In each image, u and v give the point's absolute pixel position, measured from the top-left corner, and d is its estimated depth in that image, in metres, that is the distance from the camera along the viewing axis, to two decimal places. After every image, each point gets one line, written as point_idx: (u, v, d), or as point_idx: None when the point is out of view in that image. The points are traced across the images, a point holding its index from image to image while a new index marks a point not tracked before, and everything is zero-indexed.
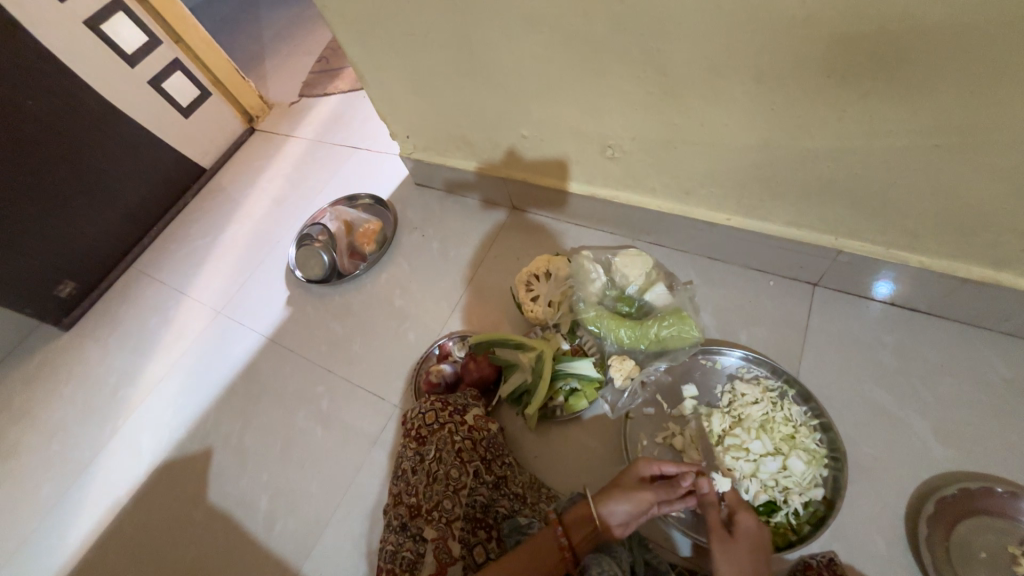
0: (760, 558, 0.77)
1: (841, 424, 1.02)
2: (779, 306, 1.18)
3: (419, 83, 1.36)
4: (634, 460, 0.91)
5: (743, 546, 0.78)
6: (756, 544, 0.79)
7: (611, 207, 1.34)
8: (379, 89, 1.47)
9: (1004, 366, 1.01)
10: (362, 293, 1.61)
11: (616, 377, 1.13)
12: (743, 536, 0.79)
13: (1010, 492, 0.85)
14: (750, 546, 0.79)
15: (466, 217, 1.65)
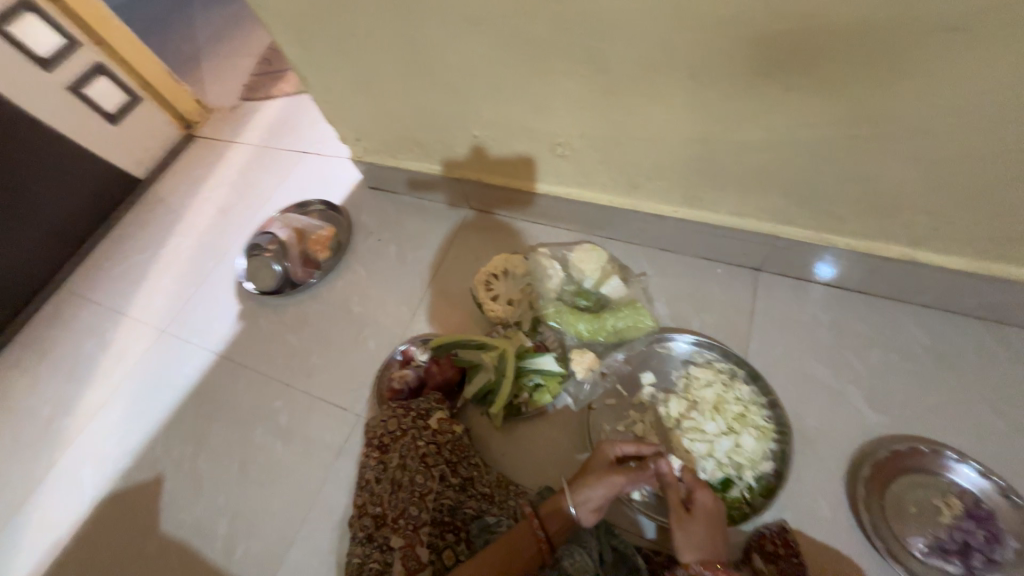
0: (715, 532, 0.80)
1: (788, 400, 1.07)
2: (727, 291, 1.24)
3: (364, 84, 1.33)
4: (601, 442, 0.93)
5: (698, 522, 0.81)
6: (711, 518, 0.81)
7: (565, 203, 1.36)
8: (325, 93, 1.43)
9: (924, 335, 1.10)
10: (319, 302, 1.56)
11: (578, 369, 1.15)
12: (699, 513, 0.82)
13: (933, 450, 0.94)
14: (706, 520, 0.81)
15: (423, 220, 1.63)
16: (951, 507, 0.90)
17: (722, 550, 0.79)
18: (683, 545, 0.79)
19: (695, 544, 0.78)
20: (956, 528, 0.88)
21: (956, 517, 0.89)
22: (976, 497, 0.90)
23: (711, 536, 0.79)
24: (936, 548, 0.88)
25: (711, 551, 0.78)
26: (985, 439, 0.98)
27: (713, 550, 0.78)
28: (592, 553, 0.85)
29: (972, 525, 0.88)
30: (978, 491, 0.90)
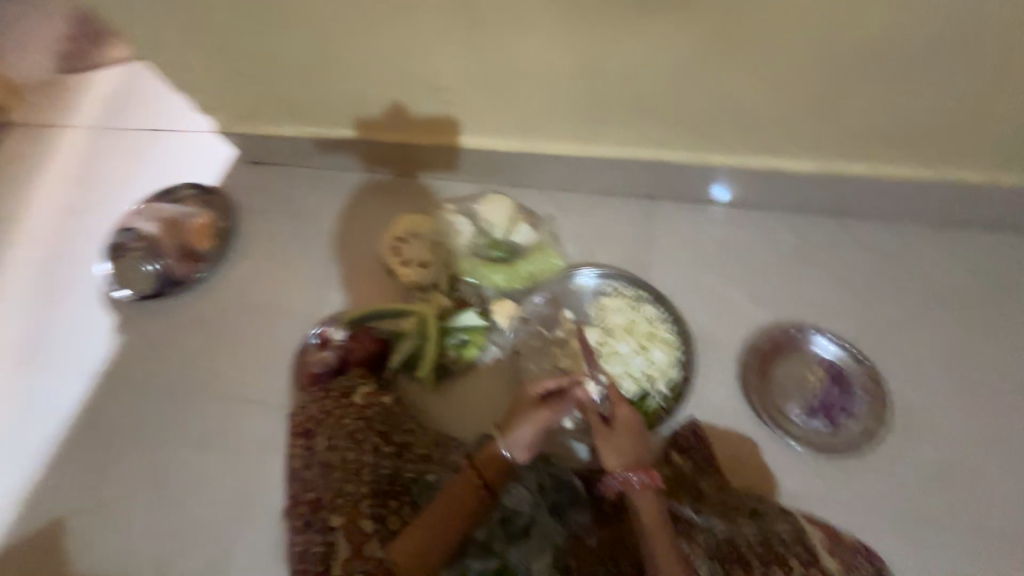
0: (634, 440, 0.87)
1: (688, 311, 1.17)
2: (628, 222, 1.30)
3: (215, 39, 1.20)
4: (525, 385, 0.95)
5: (619, 435, 0.88)
6: (631, 428, 0.88)
7: (463, 153, 1.32)
8: (176, 53, 1.27)
9: (793, 235, 1.22)
10: (212, 297, 1.41)
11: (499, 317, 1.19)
12: (618, 427, 0.89)
13: (801, 331, 1.09)
14: (626, 432, 0.88)
15: (317, 190, 1.50)
16: (818, 376, 1.05)
17: (642, 453, 0.87)
18: (606, 456, 0.87)
19: (619, 455, 0.86)
20: (822, 391, 1.03)
21: (822, 383, 1.04)
22: (835, 364, 1.05)
23: (632, 445, 0.87)
24: (809, 412, 1.02)
25: (632, 457, 0.86)
26: (846, 315, 1.12)
27: (633, 453, 0.86)
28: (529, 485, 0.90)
29: (833, 387, 1.03)
30: (836, 358, 1.06)
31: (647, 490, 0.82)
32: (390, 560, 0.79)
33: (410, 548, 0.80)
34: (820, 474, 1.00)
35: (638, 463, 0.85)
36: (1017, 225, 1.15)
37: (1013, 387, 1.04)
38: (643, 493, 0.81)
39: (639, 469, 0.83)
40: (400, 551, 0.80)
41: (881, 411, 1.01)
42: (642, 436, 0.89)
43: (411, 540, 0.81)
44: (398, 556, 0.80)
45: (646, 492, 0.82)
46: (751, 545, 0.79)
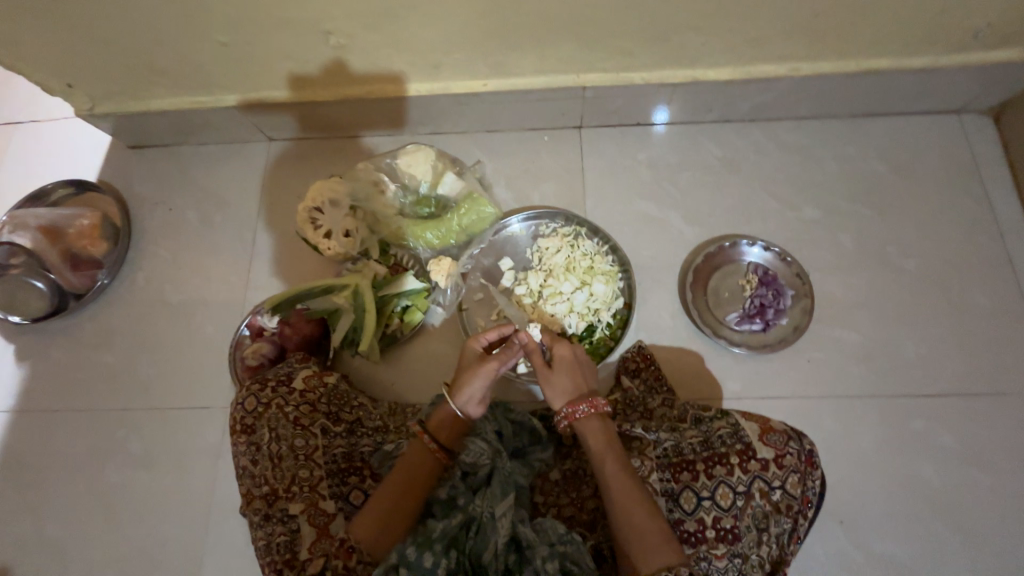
0: (576, 374, 0.89)
1: (625, 240, 1.17)
2: (558, 157, 1.25)
3: (35, 2, 0.99)
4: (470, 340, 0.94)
5: (560, 372, 0.89)
6: (572, 364, 0.90)
7: (369, 105, 1.21)
8: None
9: (716, 148, 1.21)
10: (123, 303, 1.28)
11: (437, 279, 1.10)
12: (560, 364, 0.90)
13: (732, 243, 1.10)
14: (567, 367, 0.90)
15: (221, 170, 1.37)
16: (750, 282, 1.07)
17: (586, 387, 0.89)
18: (554, 395, 0.88)
19: (562, 390, 0.88)
20: (755, 296, 1.05)
21: (754, 288, 1.06)
22: (765, 268, 1.08)
23: (574, 379, 0.89)
24: (745, 317, 1.04)
25: (574, 391, 0.88)
26: (772, 220, 1.15)
27: (577, 387, 0.88)
28: (487, 437, 0.89)
29: (765, 290, 1.04)
30: (765, 263, 1.09)
31: (593, 418, 0.84)
32: (352, 536, 0.81)
33: (372, 521, 0.81)
34: (759, 373, 1.04)
35: (581, 395, 0.87)
36: (921, 109, 1.19)
37: (928, 263, 1.09)
38: (590, 422, 0.84)
39: (582, 401, 0.85)
40: (362, 524, 0.81)
41: (808, 305, 1.04)
42: (584, 368, 0.91)
43: (371, 514, 0.81)
44: (360, 531, 0.81)
45: (591, 421, 0.84)
46: (694, 449, 0.83)
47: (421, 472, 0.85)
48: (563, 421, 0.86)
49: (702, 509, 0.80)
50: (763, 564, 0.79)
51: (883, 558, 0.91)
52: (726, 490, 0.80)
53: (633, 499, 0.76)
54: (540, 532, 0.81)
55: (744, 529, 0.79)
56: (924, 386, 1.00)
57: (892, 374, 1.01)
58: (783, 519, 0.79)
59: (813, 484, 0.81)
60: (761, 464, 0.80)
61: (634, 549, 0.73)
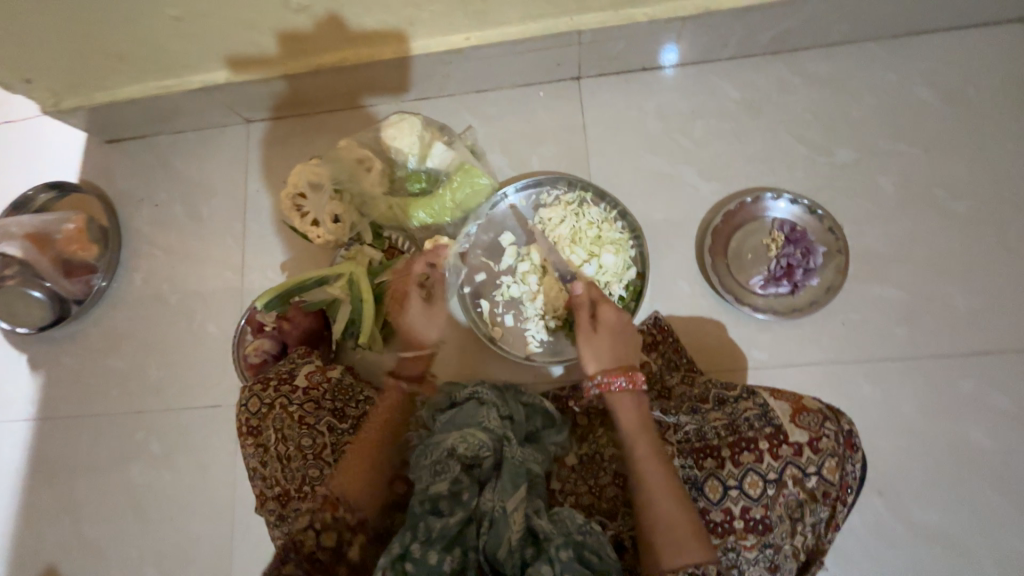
0: (620, 344, 0.85)
1: (634, 202, 1.07)
2: (556, 114, 1.13)
3: None
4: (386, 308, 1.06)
5: (606, 339, 0.85)
6: (622, 333, 0.87)
7: (344, 74, 1.10)
8: None
9: (734, 89, 1.07)
10: (124, 306, 1.26)
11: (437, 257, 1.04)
12: (608, 330, 0.86)
13: (754, 198, 0.99)
14: (615, 334, 0.86)
15: (200, 159, 1.29)
16: (776, 241, 0.97)
17: (623, 361, 0.84)
18: (590, 361, 0.84)
19: (607, 356, 0.84)
20: (781, 255, 0.94)
21: (781, 247, 0.95)
22: (793, 225, 0.96)
23: (617, 349, 0.85)
24: (771, 281, 0.95)
25: (619, 360, 0.84)
26: (801, 168, 1.02)
27: (616, 360, 0.84)
28: (488, 430, 0.85)
29: (792, 248, 0.94)
30: (793, 218, 0.98)
31: (628, 396, 0.81)
32: (336, 490, 0.83)
33: (353, 467, 0.86)
34: (786, 339, 0.96)
35: (624, 364, 0.83)
36: (976, 22, 1.01)
37: (983, 204, 0.97)
38: (625, 399, 0.81)
39: (621, 374, 0.82)
40: (342, 479, 0.85)
41: (843, 263, 0.93)
42: (633, 339, 0.87)
43: (352, 468, 0.86)
44: (342, 485, 0.84)
45: (624, 396, 0.81)
46: (718, 433, 0.77)
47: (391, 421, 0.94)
48: (596, 390, 0.82)
49: (729, 499, 0.74)
50: (797, 553, 0.74)
51: (927, 527, 0.86)
52: (756, 478, 0.73)
53: (666, 492, 0.72)
54: (557, 522, 0.79)
55: (776, 518, 0.73)
56: (974, 343, 0.91)
57: (936, 332, 0.92)
58: (819, 507, 0.74)
59: (852, 467, 0.75)
60: (793, 449, 0.74)
61: (656, 537, 0.70)
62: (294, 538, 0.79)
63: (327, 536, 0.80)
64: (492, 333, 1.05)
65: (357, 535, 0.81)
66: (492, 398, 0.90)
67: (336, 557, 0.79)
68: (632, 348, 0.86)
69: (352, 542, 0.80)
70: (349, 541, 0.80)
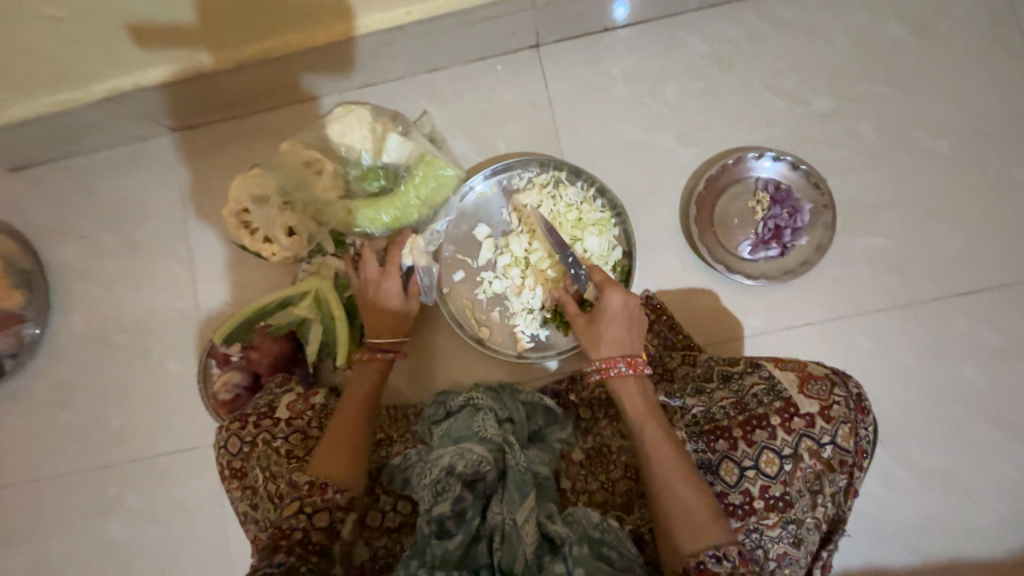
0: (626, 329, 0.79)
1: (612, 176, 1.00)
2: (517, 89, 1.04)
3: None
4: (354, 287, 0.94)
5: (610, 325, 0.78)
6: (629, 317, 0.79)
7: (274, 66, 0.97)
8: None
9: (703, 44, 1.00)
10: (66, 354, 1.13)
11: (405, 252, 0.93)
12: (612, 315, 0.78)
13: (736, 159, 0.94)
14: (620, 318, 0.79)
15: (125, 179, 1.14)
16: (761, 202, 0.93)
17: (624, 344, 0.78)
18: (589, 344, 0.79)
19: (611, 341, 0.78)
20: (769, 217, 0.91)
21: (767, 208, 0.92)
22: (777, 183, 0.93)
23: (619, 333, 0.78)
24: (760, 244, 0.92)
25: (624, 346, 0.78)
26: (780, 122, 0.98)
27: (618, 344, 0.78)
28: (487, 442, 0.79)
29: (779, 209, 0.91)
30: (779, 177, 0.94)
31: (632, 379, 0.76)
32: (323, 476, 0.76)
33: (334, 450, 0.79)
34: (780, 302, 0.94)
35: (628, 350, 0.78)
36: None
37: (960, 141, 0.95)
38: (628, 382, 0.76)
39: (620, 357, 0.77)
40: (324, 463, 0.78)
41: (831, 218, 0.91)
42: (641, 323, 0.80)
43: (333, 451, 0.79)
44: (324, 469, 0.77)
45: (628, 380, 0.76)
46: (728, 414, 0.75)
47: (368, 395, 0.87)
48: (597, 376, 0.77)
49: (746, 480, 0.73)
50: (819, 524, 0.73)
51: (927, 467, 0.88)
52: (772, 455, 0.73)
53: (680, 478, 0.69)
54: (572, 524, 0.76)
55: (796, 494, 0.72)
56: (959, 283, 0.91)
57: (923, 277, 0.92)
58: (838, 476, 0.73)
59: (867, 431, 0.74)
60: (806, 421, 0.73)
61: (673, 529, 0.68)
62: (282, 527, 0.74)
63: (320, 518, 0.75)
64: (479, 334, 0.98)
65: (349, 513, 0.77)
66: (487, 402, 0.85)
67: (331, 536, 0.75)
68: (637, 330, 0.79)
69: (345, 520, 0.77)
70: (342, 519, 0.77)
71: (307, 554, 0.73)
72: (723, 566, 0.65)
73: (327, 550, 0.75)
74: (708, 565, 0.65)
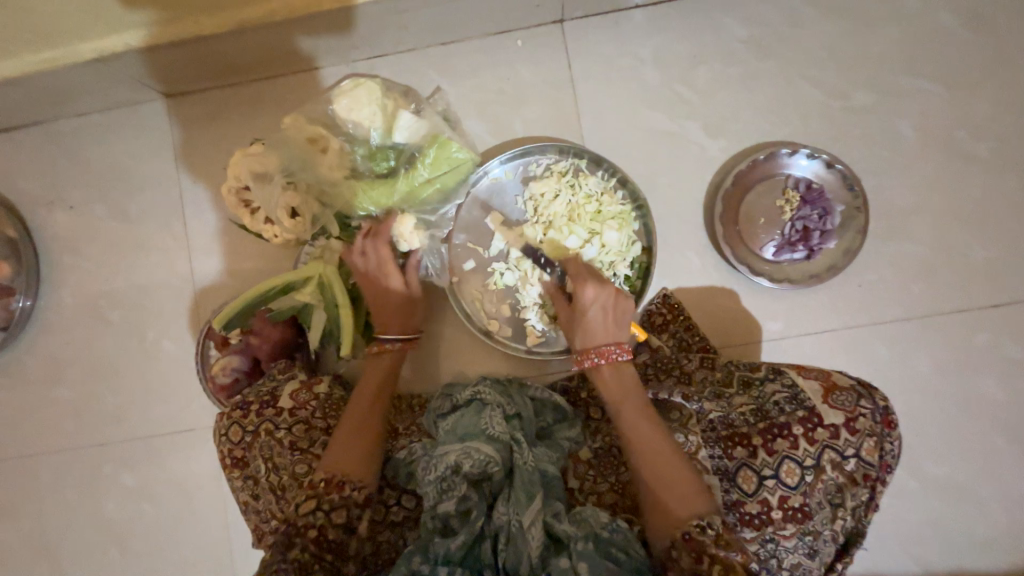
0: (602, 317, 0.78)
1: (634, 167, 0.95)
2: (537, 68, 0.97)
3: None
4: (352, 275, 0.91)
5: (587, 314, 0.78)
6: (606, 304, 0.78)
7: (277, 31, 0.90)
8: None
9: (740, 27, 0.93)
10: (58, 330, 1.09)
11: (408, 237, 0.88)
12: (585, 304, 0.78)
13: (769, 154, 0.89)
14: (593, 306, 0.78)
15: (116, 147, 1.07)
16: (790, 202, 0.89)
17: (602, 333, 0.78)
18: (570, 338, 0.80)
19: (587, 331, 0.78)
20: (797, 218, 0.87)
21: (796, 209, 0.88)
22: (809, 182, 0.89)
23: (596, 323, 0.78)
24: (786, 246, 0.88)
25: (602, 335, 0.77)
26: (815, 116, 0.92)
27: (596, 334, 0.78)
28: (495, 439, 0.77)
29: (809, 210, 0.87)
30: (812, 176, 0.90)
31: (608, 367, 0.76)
32: (340, 472, 0.74)
33: (344, 446, 0.77)
34: (802, 307, 0.91)
35: (607, 338, 0.77)
36: None
37: (1004, 145, 0.90)
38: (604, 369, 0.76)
39: (594, 349, 0.77)
40: (339, 458, 0.76)
41: (863, 222, 0.86)
42: (624, 307, 0.78)
43: (347, 444, 0.78)
44: (341, 464, 0.76)
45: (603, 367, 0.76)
46: (747, 420, 0.74)
47: (383, 385, 0.85)
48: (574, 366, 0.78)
49: (765, 489, 0.71)
50: (837, 537, 0.72)
51: (938, 478, 0.88)
52: (792, 465, 0.71)
53: (670, 460, 0.70)
54: (580, 523, 0.74)
55: (816, 505, 0.71)
56: (988, 294, 0.89)
57: (951, 286, 0.89)
58: (860, 490, 0.72)
59: (892, 446, 0.73)
60: (830, 432, 0.71)
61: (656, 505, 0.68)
62: (297, 525, 0.71)
63: (338, 516, 0.73)
64: (488, 327, 0.95)
65: (365, 511, 0.75)
66: (495, 397, 0.82)
67: (348, 535, 0.73)
68: (618, 317, 0.78)
69: (361, 517, 0.75)
70: (357, 517, 0.75)
71: (321, 552, 0.71)
72: (710, 535, 0.64)
73: (343, 546, 0.73)
74: (693, 535, 0.64)
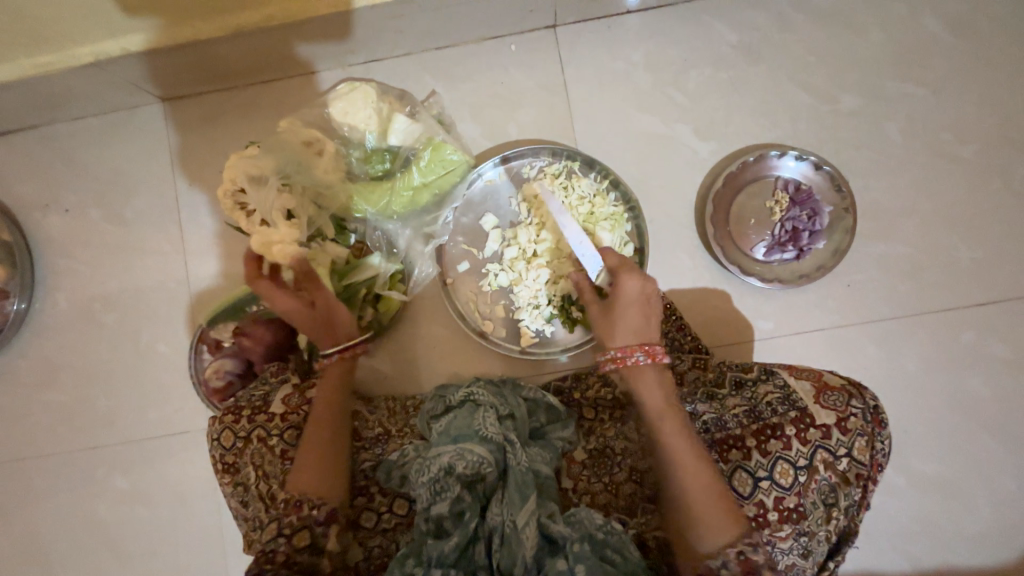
0: (640, 315, 0.77)
1: (626, 169, 0.96)
2: (531, 72, 0.98)
3: None
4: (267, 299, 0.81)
5: (623, 309, 0.77)
6: (640, 300, 0.78)
7: (273, 35, 0.91)
8: None
9: (730, 32, 0.95)
10: (51, 333, 1.09)
11: (404, 240, 0.92)
12: (625, 300, 0.78)
13: (758, 157, 0.90)
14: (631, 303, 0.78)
15: (113, 151, 1.08)
16: (780, 203, 0.90)
17: (641, 328, 0.77)
18: (608, 333, 0.78)
19: (626, 328, 0.77)
20: (786, 219, 0.88)
21: (785, 210, 0.89)
22: (798, 184, 0.90)
23: (636, 319, 0.77)
24: (776, 246, 0.89)
25: (640, 333, 0.77)
26: (804, 119, 0.94)
27: (637, 330, 0.77)
28: (488, 444, 0.77)
29: (798, 211, 0.88)
30: (801, 178, 0.91)
31: (651, 373, 0.75)
32: (295, 491, 0.75)
33: (302, 467, 0.76)
34: (792, 307, 0.92)
35: (643, 335, 0.77)
36: None
37: (988, 147, 0.92)
38: (646, 372, 0.75)
39: (638, 347, 0.76)
40: (295, 478, 0.76)
41: (852, 223, 0.88)
42: (654, 305, 0.79)
43: (302, 464, 0.77)
44: (299, 485, 0.75)
45: (647, 373, 0.75)
46: (741, 422, 0.75)
47: (336, 394, 0.82)
48: (611, 365, 0.76)
49: (761, 490, 0.72)
50: (830, 537, 0.73)
51: (928, 476, 0.89)
52: (786, 466, 0.72)
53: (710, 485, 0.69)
54: (575, 524, 0.75)
55: (810, 506, 0.72)
56: (974, 293, 0.90)
57: (938, 286, 0.90)
58: (852, 489, 0.73)
59: (882, 444, 0.74)
60: (822, 432, 0.72)
61: (696, 528, 0.68)
62: (266, 551, 0.72)
63: (301, 537, 0.73)
64: (483, 328, 0.96)
65: (331, 526, 0.75)
66: (489, 398, 0.83)
67: (317, 553, 0.74)
68: (654, 315, 0.79)
69: (327, 533, 0.75)
70: (323, 534, 0.75)
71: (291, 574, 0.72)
72: (760, 555, 0.66)
73: (313, 565, 0.74)
74: (746, 556, 0.66)
